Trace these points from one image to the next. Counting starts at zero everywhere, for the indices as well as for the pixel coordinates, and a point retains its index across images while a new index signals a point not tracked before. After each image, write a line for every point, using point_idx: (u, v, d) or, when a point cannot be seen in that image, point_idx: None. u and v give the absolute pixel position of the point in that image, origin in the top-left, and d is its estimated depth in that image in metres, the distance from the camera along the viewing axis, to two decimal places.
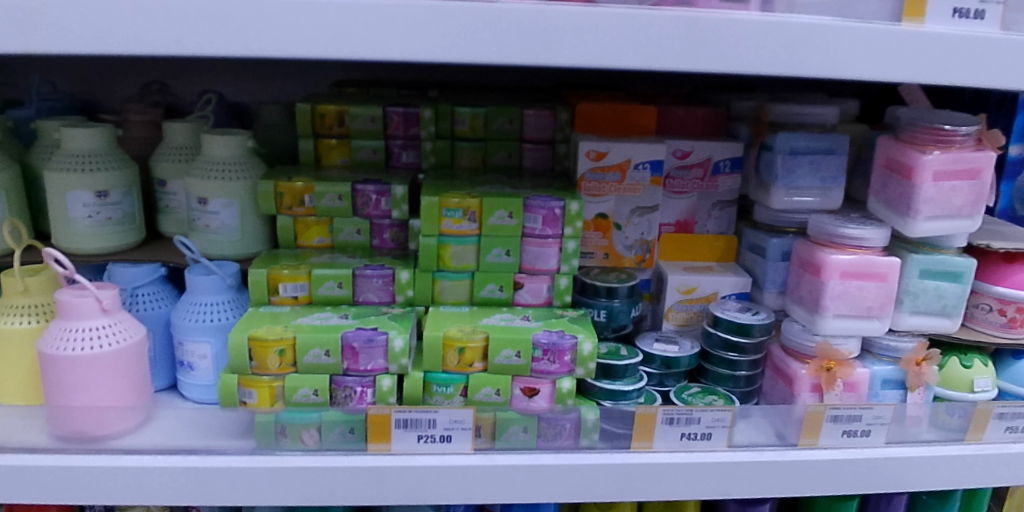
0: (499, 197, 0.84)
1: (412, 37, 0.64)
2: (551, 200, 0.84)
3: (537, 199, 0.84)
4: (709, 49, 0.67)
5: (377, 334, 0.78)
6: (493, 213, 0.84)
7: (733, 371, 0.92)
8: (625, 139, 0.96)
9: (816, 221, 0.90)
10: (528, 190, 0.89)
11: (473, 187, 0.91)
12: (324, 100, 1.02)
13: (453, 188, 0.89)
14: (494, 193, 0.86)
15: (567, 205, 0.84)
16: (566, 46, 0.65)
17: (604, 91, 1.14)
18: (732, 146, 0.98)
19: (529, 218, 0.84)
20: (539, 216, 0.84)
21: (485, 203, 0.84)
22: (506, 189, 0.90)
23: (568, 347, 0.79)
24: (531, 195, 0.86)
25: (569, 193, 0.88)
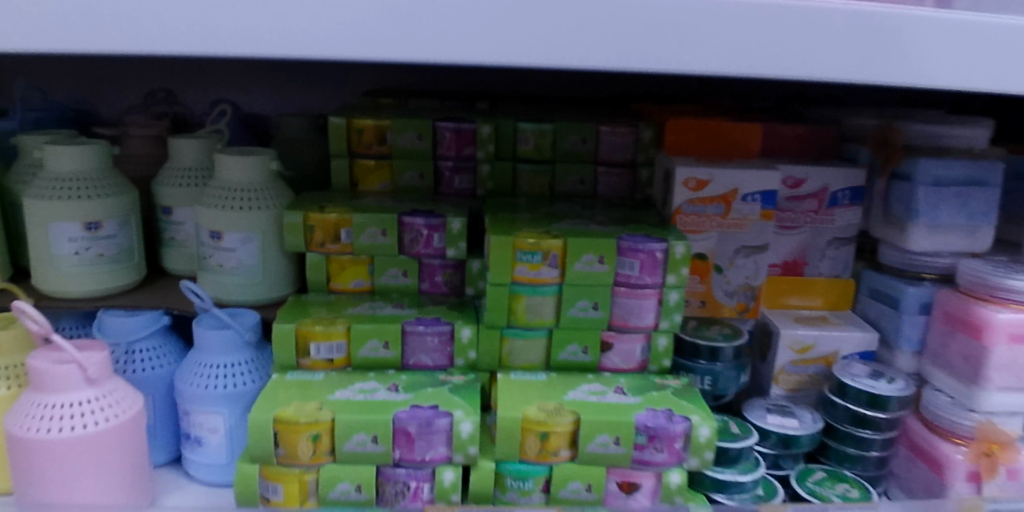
0: (586, 237, 0.67)
1: (495, 33, 0.46)
2: (648, 242, 0.67)
3: (633, 240, 0.67)
4: (883, 54, 0.48)
5: (438, 414, 0.61)
6: (579, 257, 0.67)
7: (864, 451, 0.76)
8: (727, 164, 0.78)
9: (969, 269, 0.73)
10: (617, 226, 0.72)
11: (549, 220, 0.73)
12: (360, 113, 0.85)
13: (528, 222, 0.72)
14: (579, 231, 0.69)
15: (670, 248, 0.67)
16: (704, 43, 0.47)
17: (684, 106, 0.97)
18: (854, 173, 0.81)
19: (624, 262, 0.67)
20: (636, 261, 0.67)
21: (569, 244, 0.66)
22: (589, 223, 0.73)
23: (680, 433, 0.63)
24: (623, 233, 0.69)
25: (669, 232, 0.71)
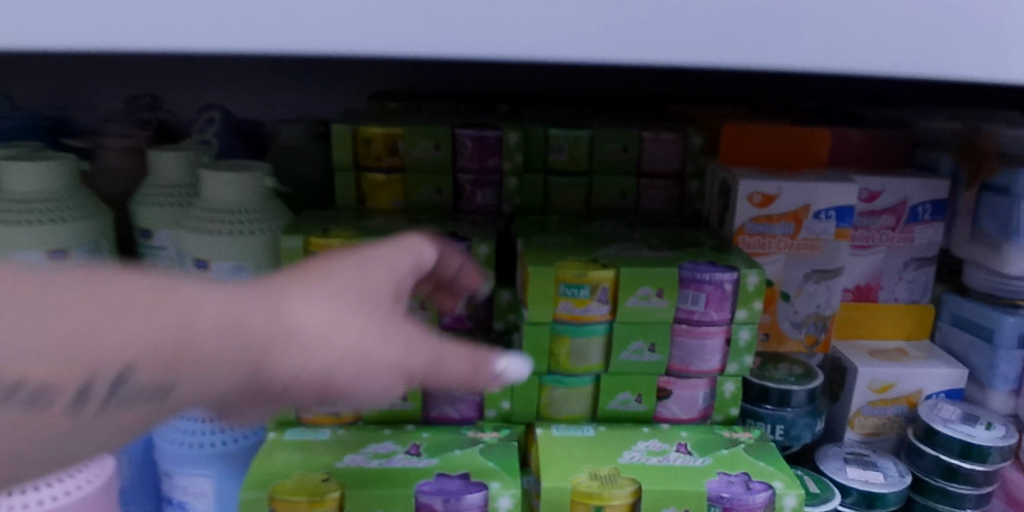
0: (642, 265, 0.56)
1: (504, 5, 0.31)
2: (714, 271, 0.56)
3: (697, 269, 0.56)
4: (980, 46, 0.33)
5: (470, 487, 0.51)
6: (634, 292, 0.56)
7: (958, 509, 0.64)
8: (795, 175, 0.68)
9: None
10: (672, 250, 0.61)
11: (594, 244, 0.62)
12: (367, 119, 0.74)
13: (568, 246, 0.61)
14: (631, 259, 0.58)
15: (742, 278, 0.56)
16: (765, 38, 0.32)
17: (732, 108, 0.86)
18: (937, 184, 0.70)
19: (686, 295, 0.56)
20: (701, 294, 0.56)
21: (623, 275, 0.55)
22: (639, 246, 0.62)
23: (759, 504, 0.52)
24: (684, 260, 0.58)
25: (737, 257, 0.60)
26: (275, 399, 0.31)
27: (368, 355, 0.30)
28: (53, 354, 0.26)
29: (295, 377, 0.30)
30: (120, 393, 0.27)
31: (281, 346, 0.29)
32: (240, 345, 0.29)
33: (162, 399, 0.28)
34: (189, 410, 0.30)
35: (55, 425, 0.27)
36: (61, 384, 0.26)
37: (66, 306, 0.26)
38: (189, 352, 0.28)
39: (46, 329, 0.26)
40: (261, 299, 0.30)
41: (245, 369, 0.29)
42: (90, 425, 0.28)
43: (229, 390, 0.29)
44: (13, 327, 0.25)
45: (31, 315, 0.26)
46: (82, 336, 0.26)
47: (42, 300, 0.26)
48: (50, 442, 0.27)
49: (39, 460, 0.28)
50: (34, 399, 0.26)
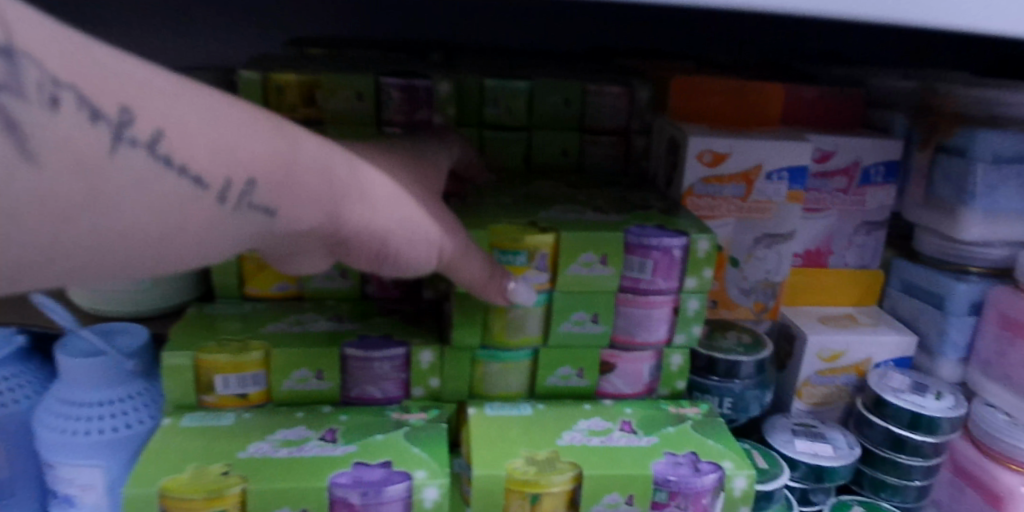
0: (586, 229, 0.51)
1: None
2: (662, 237, 0.52)
3: (644, 234, 0.51)
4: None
5: (392, 477, 0.45)
6: (576, 259, 0.51)
7: (905, 480, 0.62)
8: (746, 133, 0.63)
9: None
10: (618, 213, 0.56)
11: (533, 205, 0.57)
12: (281, 64, 0.66)
13: (506, 208, 0.55)
14: (574, 223, 0.53)
15: (692, 243, 0.52)
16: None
17: (680, 62, 0.81)
18: (890, 145, 0.67)
19: (632, 263, 0.52)
20: (649, 262, 0.51)
21: (564, 241, 0.50)
22: (584, 208, 0.57)
23: (708, 487, 0.48)
24: (630, 224, 0.53)
25: (687, 221, 0.55)
26: (341, 244, 0.40)
27: (417, 225, 0.41)
28: (215, 152, 0.32)
29: (362, 225, 0.39)
30: (248, 197, 0.34)
31: (354, 198, 0.38)
32: (331, 185, 0.37)
33: (271, 215, 0.36)
34: (280, 238, 0.37)
35: (200, 211, 0.33)
36: (213, 177, 0.32)
37: (227, 116, 0.33)
38: (297, 182, 0.36)
39: (199, 132, 0.32)
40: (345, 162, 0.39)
41: (328, 208, 0.38)
42: (220, 222, 0.34)
43: (312, 224, 0.38)
44: (185, 120, 0.31)
45: (204, 116, 0.32)
46: (223, 143, 0.33)
47: (209, 106, 0.32)
48: (186, 234, 0.33)
49: (171, 255, 0.33)
50: (196, 182, 0.32)
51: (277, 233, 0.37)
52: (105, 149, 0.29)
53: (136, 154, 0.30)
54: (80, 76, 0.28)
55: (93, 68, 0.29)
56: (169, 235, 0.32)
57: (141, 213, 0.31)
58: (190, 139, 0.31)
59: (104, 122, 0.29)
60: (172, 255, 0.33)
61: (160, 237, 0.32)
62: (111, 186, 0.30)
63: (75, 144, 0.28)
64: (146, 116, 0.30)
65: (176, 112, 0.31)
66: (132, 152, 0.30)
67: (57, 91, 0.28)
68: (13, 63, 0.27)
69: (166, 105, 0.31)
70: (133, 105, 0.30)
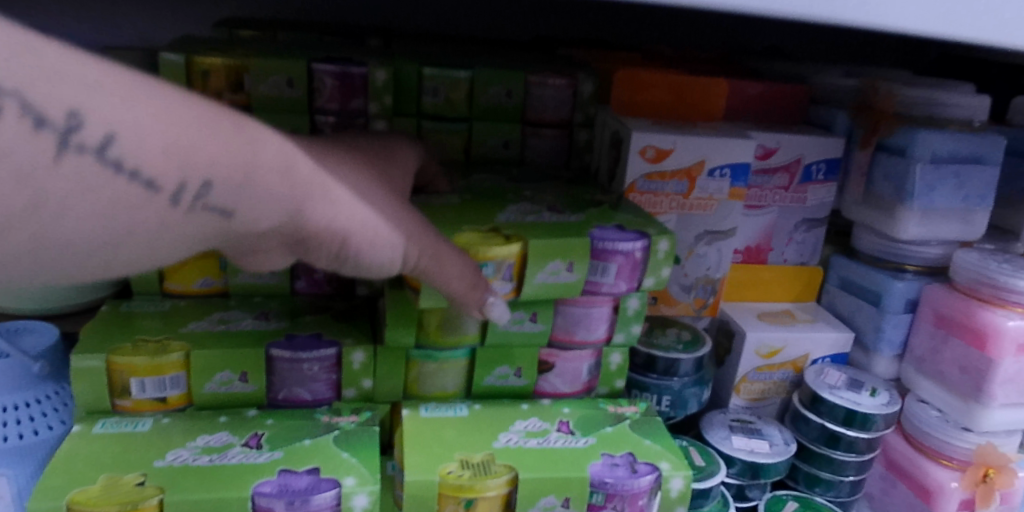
0: (547, 234, 0.49)
1: None
2: (619, 238, 0.50)
3: (607, 237, 0.49)
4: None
5: (320, 484, 0.43)
6: (543, 265, 0.48)
7: (839, 476, 0.63)
8: (689, 129, 0.63)
9: (967, 264, 0.62)
10: (574, 213, 0.54)
11: (483, 204, 0.54)
12: (207, 47, 0.62)
13: (457, 210, 0.52)
14: (533, 227, 0.50)
15: (652, 243, 0.50)
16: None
17: (624, 54, 0.80)
18: (831, 143, 0.68)
19: (595, 268, 0.49)
20: (614, 265, 0.49)
21: (530, 249, 0.48)
22: (539, 208, 0.55)
23: (646, 488, 0.48)
24: (591, 226, 0.51)
25: (641, 219, 0.54)
26: (299, 245, 0.34)
27: (382, 225, 0.37)
28: (169, 152, 0.27)
29: (324, 225, 0.34)
30: (203, 200, 0.29)
31: (319, 195, 0.33)
32: (294, 182, 0.32)
33: (228, 217, 0.30)
34: (235, 239, 0.32)
35: (152, 215, 0.28)
36: (168, 180, 0.28)
37: (189, 112, 0.28)
38: (258, 181, 0.30)
39: (155, 132, 0.27)
40: (308, 155, 0.34)
41: (288, 208, 0.32)
42: (169, 226, 0.29)
43: (271, 225, 0.32)
44: (138, 122, 0.26)
45: (162, 113, 0.27)
46: (181, 140, 0.27)
47: (166, 99, 0.27)
48: (133, 239, 0.28)
49: (117, 262, 0.28)
50: (147, 187, 0.27)
51: (229, 231, 0.31)
52: (50, 158, 0.25)
53: (84, 161, 0.25)
54: (24, 77, 0.24)
55: (35, 67, 0.24)
56: (116, 242, 0.28)
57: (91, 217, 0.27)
58: (143, 141, 0.26)
59: (49, 129, 0.24)
60: (117, 262, 0.28)
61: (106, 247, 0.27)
62: (55, 196, 0.25)
63: (17, 153, 0.24)
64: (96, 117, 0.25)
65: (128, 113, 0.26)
66: (81, 157, 0.25)
67: None
68: None
69: (119, 102, 0.26)
70: (82, 107, 0.25)
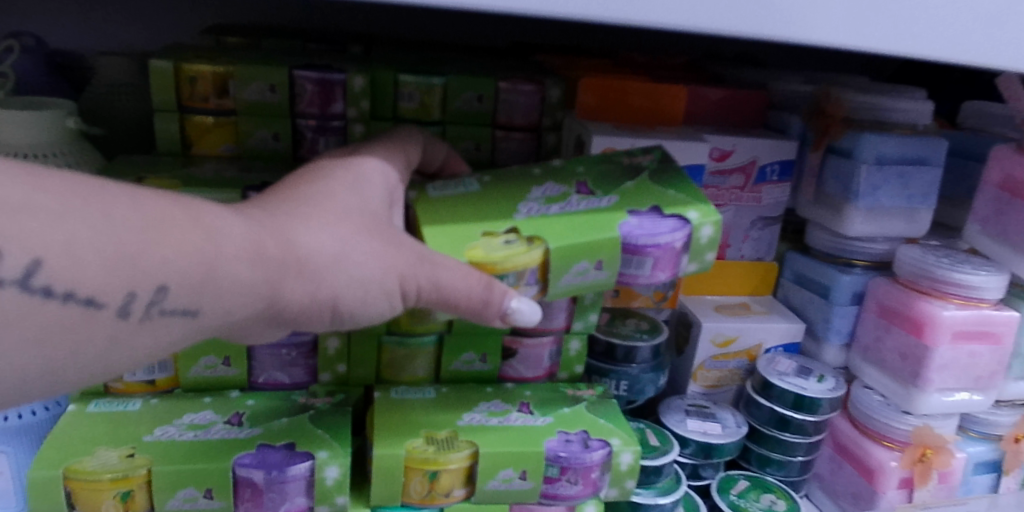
0: (577, 234, 0.49)
1: None
2: (659, 232, 0.50)
3: (643, 233, 0.50)
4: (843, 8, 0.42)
5: (294, 457, 0.47)
6: (574, 264, 0.49)
7: (789, 456, 0.68)
8: (648, 133, 0.67)
9: (911, 257, 0.66)
10: (605, 193, 0.55)
11: (508, 189, 0.56)
12: (196, 54, 0.66)
13: (480, 204, 0.53)
14: (561, 222, 0.51)
15: (697, 230, 0.51)
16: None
17: (594, 60, 0.84)
18: (784, 145, 0.72)
19: (630, 262, 0.50)
20: (650, 259, 0.50)
21: (554, 253, 0.48)
22: (566, 190, 0.55)
23: (597, 462, 0.52)
24: (626, 213, 0.51)
25: (679, 196, 0.54)
26: (286, 314, 0.41)
27: (361, 282, 0.42)
28: (111, 274, 0.34)
29: (304, 296, 0.41)
30: (159, 301, 0.36)
31: (287, 274, 0.40)
32: (265, 268, 0.39)
33: (195, 310, 0.38)
34: (221, 326, 0.40)
35: (106, 323, 0.35)
36: (109, 297, 0.35)
37: (125, 228, 0.34)
38: (223, 275, 0.38)
39: (92, 253, 0.34)
40: (277, 230, 0.40)
41: (262, 291, 0.39)
42: (133, 327, 0.37)
43: (250, 305, 0.39)
44: (66, 246, 0.33)
45: (99, 232, 0.33)
46: (123, 254, 0.34)
47: (93, 221, 0.33)
48: (98, 342, 0.36)
49: (88, 362, 0.36)
50: (89, 303, 0.34)
51: (219, 321, 0.39)
52: None
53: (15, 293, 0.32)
54: None
55: None
56: (77, 349, 0.35)
57: (40, 337, 0.34)
58: (75, 265, 0.33)
59: None
60: (85, 362, 0.36)
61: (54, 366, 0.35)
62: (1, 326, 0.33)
63: None
64: (24, 248, 0.32)
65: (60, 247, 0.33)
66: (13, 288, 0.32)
67: None
68: None
69: (47, 234, 0.32)
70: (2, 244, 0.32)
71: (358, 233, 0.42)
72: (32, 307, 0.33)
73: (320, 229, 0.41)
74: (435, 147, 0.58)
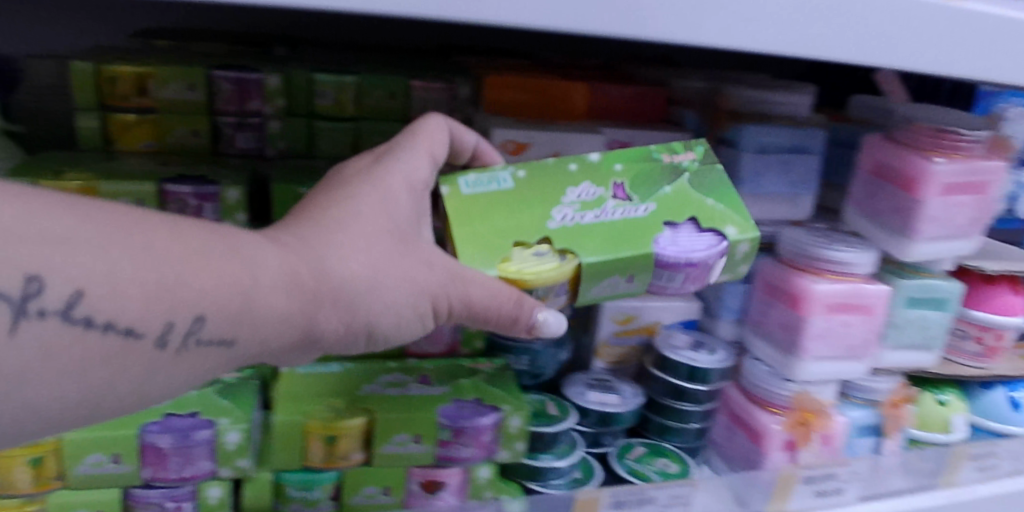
0: (614, 249, 0.55)
1: None
2: (695, 251, 0.57)
3: (677, 251, 0.56)
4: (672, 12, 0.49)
5: (198, 424, 0.51)
6: (607, 278, 0.56)
7: (683, 424, 0.73)
8: (549, 125, 0.73)
9: (791, 238, 0.72)
10: (641, 198, 0.59)
11: (547, 180, 0.59)
12: (118, 55, 0.70)
13: (518, 207, 0.57)
14: (597, 234, 0.56)
15: (734, 247, 0.58)
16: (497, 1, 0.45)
17: (510, 60, 0.89)
18: (679, 137, 0.77)
19: (663, 275, 0.57)
20: (683, 274, 0.57)
21: (588, 269, 0.55)
22: (602, 192, 0.59)
23: (488, 425, 0.57)
24: (663, 225, 0.57)
25: (716, 207, 0.59)
26: (320, 335, 0.49)
27: (388, 300, 0.50)
28: (148, 310, 0.41)
29: (339, 322, 0.49)
30: (196, 333, 0.43)
31: (321, 300, 0.47)
32: (300, 298, 0.47)
33: (229, 341, 0.45)
34: (257, 352, 0.47)
35: (143, 356, 0.42)
36: (147, 328, 0.42)
37: (165, 262, 0.42)
38: (261, 305, 0.45)
39: (131, 286, 0.41)
40: (313, 256, 0.47)
41: (298, 318, 0.47)
42: (164, 360, 0.44)
43: (285, 332, 0.47)
44: (101, 280, 0.40)
45: (139, 264, 0.41)
46: (161, 287, 0.42)
47: (132, 257, 0.41)
48: (134, 372, 0.43)
49: (126, 389, 0.43)
50: (128, 335, 0.41)
51: (261, 347, 0.47)
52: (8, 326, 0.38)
53: (51, 322, 0.39)
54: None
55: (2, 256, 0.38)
56: (116, 380, 0.42)
57: (82, 366, 0.41)
58: (111, 298, 0.40)
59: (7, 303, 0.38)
60: (125, 389, 0.43)
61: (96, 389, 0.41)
62: (40, 363, 0.39)
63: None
64: (67, 279, 0.39)
65: (99, 279, 0.40)
66: (49, 318, 0.39)
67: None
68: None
69: (86, 269, 0.40)
70: (37, 273, 0.38)
71: (385, 256, 0.50)
72: (74, 338, 0.40)
73: (352, 257, 0.48)
74: (462, 141, 0.61)
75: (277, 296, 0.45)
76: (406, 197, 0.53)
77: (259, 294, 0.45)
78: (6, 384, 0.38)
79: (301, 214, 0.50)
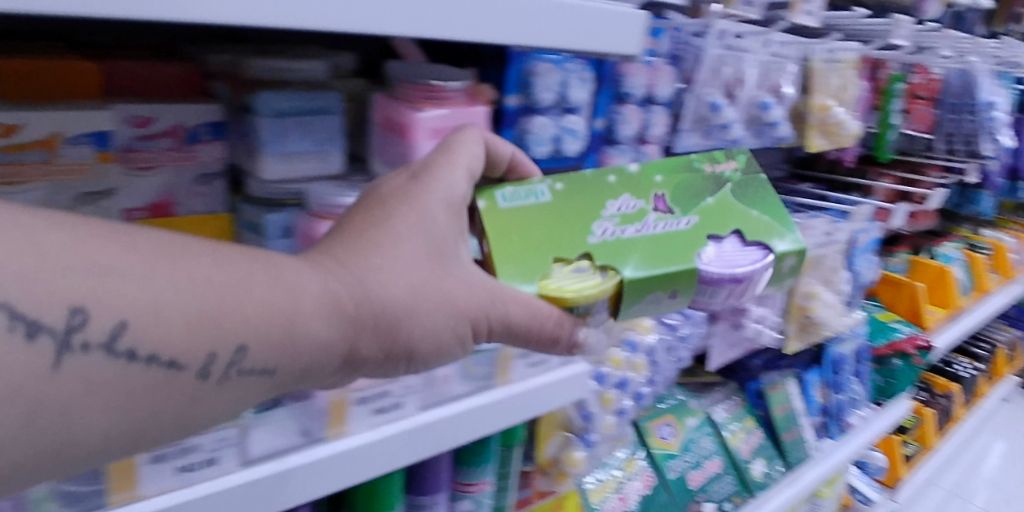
0: (679, 259, 0.84)
1: None
2: (742, 268, 0.86)
3: (733, 266, 0.86)
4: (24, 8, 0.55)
5: None
6: (665, 289, 0.83)
7: None
8: (48, 104, 0.74)
9: (316, 191, 0.80)
10: (680, 211, 0.88)
11: (677, 189, 0.89)
12: None
13: (550, 225, 0.82)
14: (637, 244, 0.83)
15: (785, 255, 0.91)
16: None
17: (41, 42, 0.87)
18: (206, 108, 0.82)
19: (708, 288, 0.86)
20: (720, 289, 0.86)
21: (648, 284, 0.81)
22: (641, 205, 0.86)
23: None
24: (715, 241, 0.88)
25: (761, 218, 0.92)
26: (364, 350, 0.70)
27: (421, 319, 0.72)
28: (191, 344, 0.60)
29: (378, 341, 0.71)
30: (237, 361, 0.63)
31: (367, 322, 0.69)
32: (336, 323, 0.67)
33: (270, 370, 0.65)
34: (297, 369, 0.67)
35: (185, 383, 0.61)
36: (187, 361, 0.60)
37: (212, 289, 0.61)
38: (302, 333, 0.65)
39: (172, 315, 0.59)
40: (361, 285, 0.68)
41: (340, 341, 0.68)
42: (211, 387, 0.63)
43: (328, 352, 0.67)
44: (136, 313, 0.58)
45: (179, 287, 0.59)
46: (198, 312, 0.60)
47: (169, 284, 0.59)
48: (172, 400, 0.61)
49: (158, 412, 0.61)
50: (170, 365, 0.59)
51: (299, 370, 0.67)
52: (49, 356, 0.55)
53: (92, 351, 0.56)
54: (17, 299, 0.53)
55: (17, 288, 0.54)
56: (154, 409, 0.61)
57: (128, 393, 0.58)
58: (145, 330, 0.58)
59: (45, 337, 0.54)
60: (165, 414, 0.61)
61: (124, 417, 0.58)
62: (81, 383, 0.57)
63: (17, 360, 0.53)
64: (110, 313, 0.57)
65: (137, 312, 0.57)
66: (93, 349, 0.56)
67: (12, 322, 0.53)
68: (10, 318, 0.53)
69: (124, 302, 0.57)
70: (80, 304, 0.56)
71: (425, 278, 0.72)
72: (119, 367, 0.58)
73: (392, 280, 0.70)
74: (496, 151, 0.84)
75: (317, 326, 0.66)
76: (439, 215, 0.74)
77: (300, 325, 0.65)
78: (63, 404, 0.55)
79: (346, 233, 0.72)
